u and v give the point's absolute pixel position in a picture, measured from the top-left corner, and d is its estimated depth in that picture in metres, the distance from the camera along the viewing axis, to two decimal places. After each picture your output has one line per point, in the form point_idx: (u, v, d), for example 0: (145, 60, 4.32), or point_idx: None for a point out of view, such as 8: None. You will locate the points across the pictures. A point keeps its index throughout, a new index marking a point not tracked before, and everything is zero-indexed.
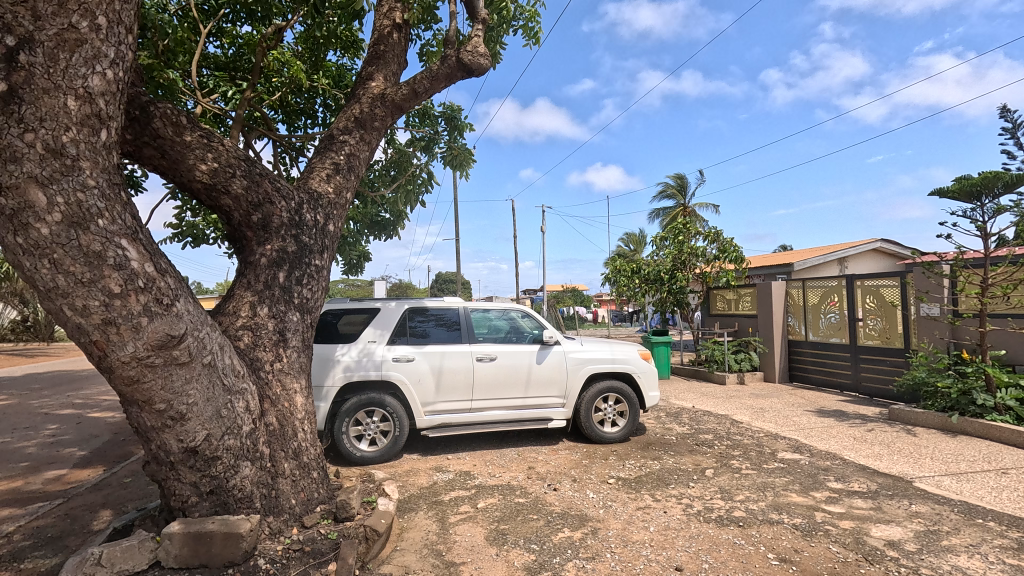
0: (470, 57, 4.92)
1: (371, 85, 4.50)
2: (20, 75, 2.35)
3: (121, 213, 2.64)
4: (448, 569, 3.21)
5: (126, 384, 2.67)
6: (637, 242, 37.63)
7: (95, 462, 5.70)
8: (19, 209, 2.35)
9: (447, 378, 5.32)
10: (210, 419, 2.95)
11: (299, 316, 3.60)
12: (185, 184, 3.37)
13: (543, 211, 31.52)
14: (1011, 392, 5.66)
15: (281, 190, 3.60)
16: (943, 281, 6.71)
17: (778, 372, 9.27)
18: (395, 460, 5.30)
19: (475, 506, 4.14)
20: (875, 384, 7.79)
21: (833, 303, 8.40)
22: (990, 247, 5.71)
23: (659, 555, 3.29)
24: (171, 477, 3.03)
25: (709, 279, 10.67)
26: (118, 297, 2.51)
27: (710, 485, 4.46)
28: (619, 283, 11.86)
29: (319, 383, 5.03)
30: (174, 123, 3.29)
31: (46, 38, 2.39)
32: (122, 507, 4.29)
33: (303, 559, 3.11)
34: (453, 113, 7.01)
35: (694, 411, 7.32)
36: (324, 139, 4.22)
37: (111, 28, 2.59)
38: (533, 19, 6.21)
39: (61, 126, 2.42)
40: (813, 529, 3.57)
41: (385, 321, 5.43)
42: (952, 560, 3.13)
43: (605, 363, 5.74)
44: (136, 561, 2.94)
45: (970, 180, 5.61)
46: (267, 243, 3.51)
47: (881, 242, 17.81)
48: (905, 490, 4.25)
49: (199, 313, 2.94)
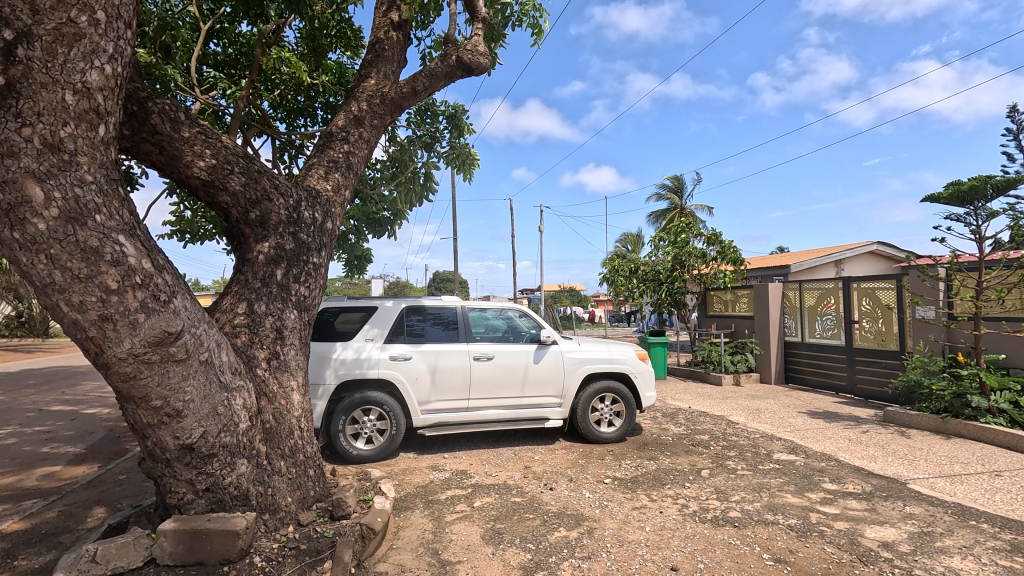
0: (469, 57, 4.93)
1: (369, 84, 4.50)
2: (18, 69, 2.34)
3: (118, 210, 2.63)
4: (443, 569, 3.20)
5: (122, 381, 2.66)
6: (636, 242, 37.49)
7: (89, 459, 5.70)
8: (16, 204, 2.33)
9: (444, 378, 5.32)
10: (207, 416, 2.94)
11: (297, 314, 3.60)
12: (183, 180, 3.35)
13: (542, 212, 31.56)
14: (1005, 396, 5.70)
15: (279, 187, 3.59)
16: (938, 284, 6.75)
17: (774, 373, 9.30)
18: (391, 459, 5.29)
19: (471, 506, 4.13)
20: (870, 386, 7.84)
21: (829, 305, 8.44)
22: (984, 250, 5.75)
23: (654, 555, 3.30)
24: (167, 474, 3.02)
25: (708, 279, 10.53)
26: (116, 293, 2.50)
27: (706, 485, 4.48)
28: (617, 282, 11.89)
29: (316, 381, 5.03)
30: (172, 118, 3.28)
31: (44, 32, 2.38)
32: (117, 504, 4.29)
33: (299, 557, 3.10)
34: (453, 111, 7.00)
35: (690, 411, 7.35)
36: (323, 137, 4.21)
37: (110, 22, 2.58)
38: (533, 15, 6.22)
39: (59, 121, 2.42)
40: (809, 530, 3.59)
41: (383, 320, 5.42)
42: (945, 561, 3.15)
43: (603, 363, 5.74)
44: (130, 558, 2.93)
45: (961, 186, 5.65)
46: (264, 241, 3.49)
47: (877, 245, 17.80)
48: (899, 491, 4.27)
49: (196, 310, 2.93)
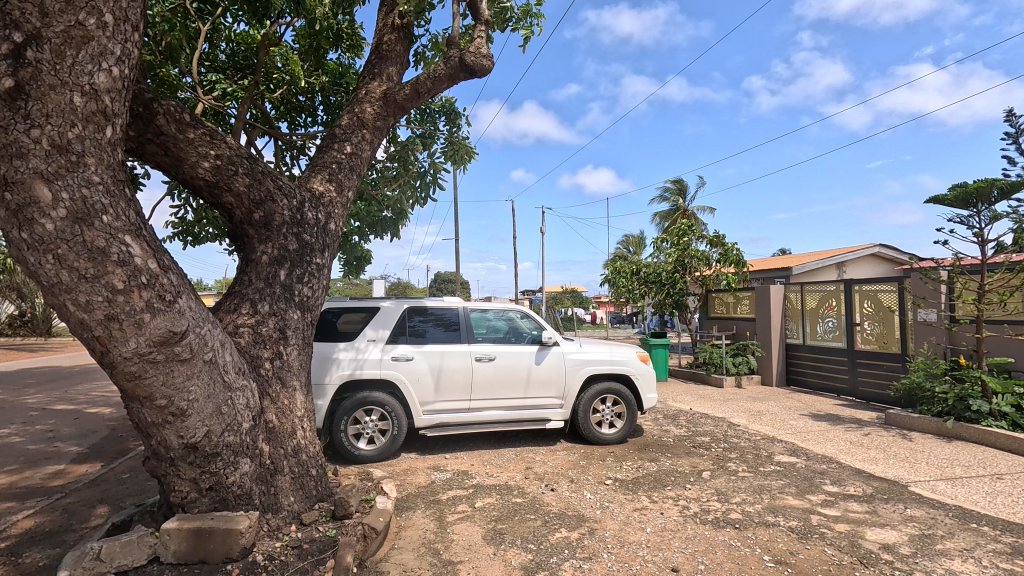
0: (472, 59, 4.95)
1: (373, 86, 4.52)
2: (27, 71, 2.36)
3: (125, 210, 2.65)
4: (446, 568, 3.22)
5: (128, 379, 2.67)
6: (637, 245, 37.59)
7: (92, 458, 5.70)
8: (25, 204, 2.36)
9: (446, 378, 5.34)
10: (211, 416, 2.96)
11: (300, 314, 3.62)
12: (187, 181, 3.37)
13: (543, 212, 32.03)
14: (1007, 399, 5.70)
15: (283, 188, 3.61)
16: (940, 287, 6.76)
17: (776, 375, 9.32)
18: (394, 459, 5.31)
19: (473, 506, 4.15)
20: (871, 389, 7.82)
21: (831, 307, 8.44)
22: (988, 252, 5.75)
23: (655, 555, 3.31)
24: (170, 473, 3.04)
25: (710, 283, 10.58)
26: (121, 293, 2.52)
27: (707, 487, 4.49)
28: (619, 283, 11.76)
29: (319, 382, 5.05)
30: (177, 120, 3.30)
31: (53, 35, 2.40)
32: (120, 502, 4.30)
33: (301, 555, 3.12)
34: (451, 107, 7.02)
35: (692, 413, 7.36)
36: (326, 138, 4.23)
37: (118, 25, 2.61)
38: (537, 16, 6.24)
39: (68, 122, 2.44)
40: (810, 532, 3.61)
41: (385, 320, 5.44)
42: (946, 563, 3.16)
43: (604, 364, 5.76)
44: (135, 556, 2.96)
45: (967, 188, 5.65)
46: (268, 241, 3.51)
47: (879, 248, 17.74)
48: (901, 494, 4.28)
49: (200, 310, 2.95)
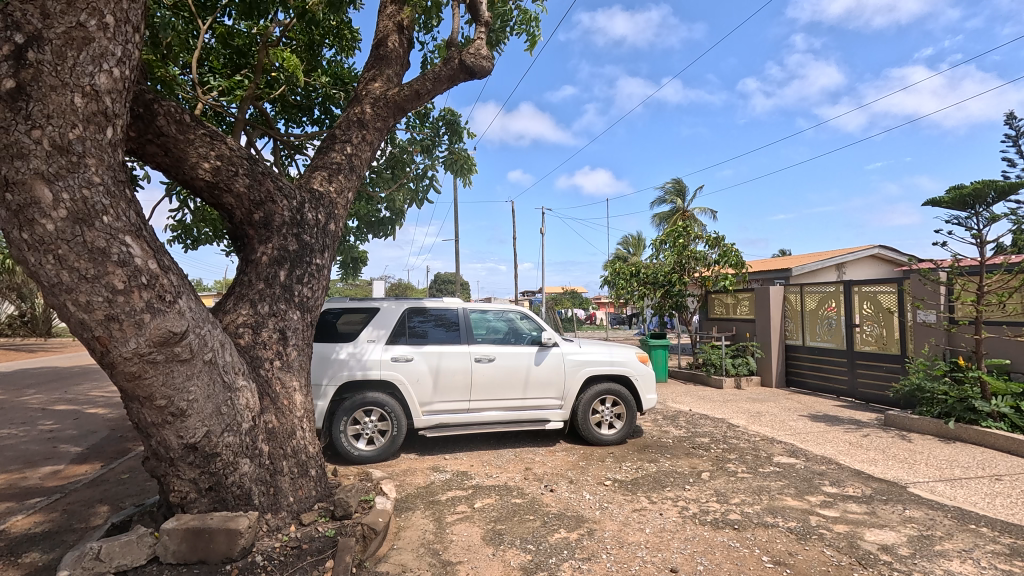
0: (472, 60, 4.98)
1: (372, 86, 4.53)
2: (29, 72, 2.38)
3: (126, 210, 2.66)
4: (445, 568, 3.22)
5: (128, 379, 2.68)
6: (636, 245, 37.65)
7: (92, 458, 5.71)
8: (25, 205, 2.37)
9: (446, 378, 5.34)
10: (210, 416, 2.96)
11: (299, 315, 3.62)
12: (187, 182, 3.37)
13: (543, 213, 30.44)
14: (1007, 400, 5.70)
15: (283, 189, 3.62)
16: (939, 289, 6.78)
17: (775, 376, 9.33)
18: (393, 460, 5.31)
19: (472, 506, 4.16)
20: (871, 390, 7.83)
21: (830, 308, 8.43)
22: (987, 253, 5.74)
23: (654, 556, 3.32)
24: (170, 473, 3.04)
25: (709, 283, 10.58)
26: (121, 293, 2.53)
27: (706, 487, 4.50)
28: (618, 284, 11.72)
29: (318, 382, 5.07)
30: (178, 121, 3.32)
31: (54, 36, 2.42)
32: (120, 502, 4.30)
33: (300, 555, 3.12)
34: (452, 118, 7.03)
35: (691, 414, 7.36)
36: (326, 139, 4.24)
37: (119, 26, 2.62)
38: (535, 23, 6.26)
39: (68, 124, 2.45)
40: (808, 533, 3.61)
41: (385, 321, 5.45)
42: (944, 564, 3.16)
43: (604, 365, 5.77)
44: (134, 556, 2.96)
45: (963, 190, 5.66)
46: (268, 242, 3.52)
47: (879, 249, 17.66)
48: (900, 495, 4.28)
49: (200, 310, 2.96)
